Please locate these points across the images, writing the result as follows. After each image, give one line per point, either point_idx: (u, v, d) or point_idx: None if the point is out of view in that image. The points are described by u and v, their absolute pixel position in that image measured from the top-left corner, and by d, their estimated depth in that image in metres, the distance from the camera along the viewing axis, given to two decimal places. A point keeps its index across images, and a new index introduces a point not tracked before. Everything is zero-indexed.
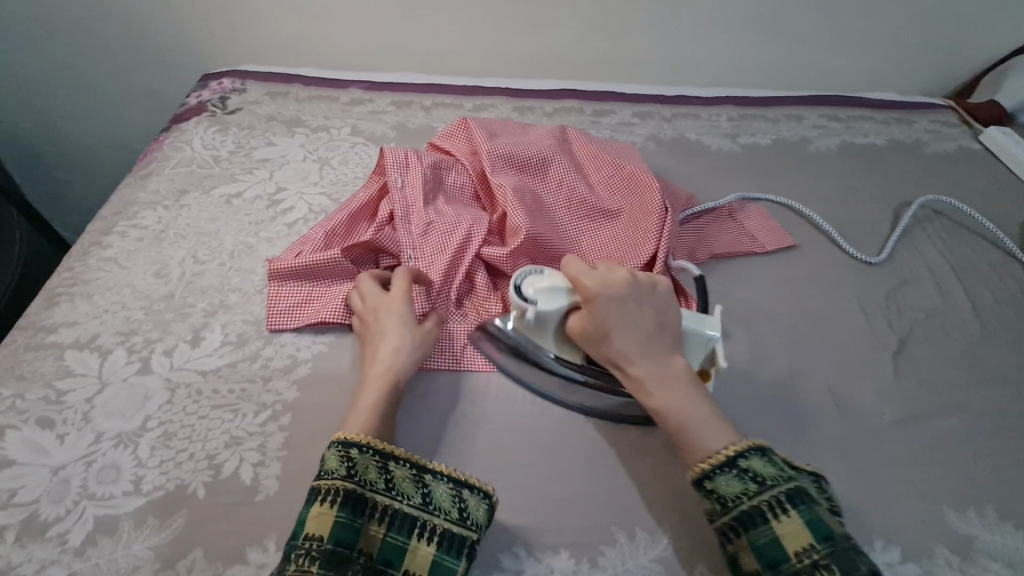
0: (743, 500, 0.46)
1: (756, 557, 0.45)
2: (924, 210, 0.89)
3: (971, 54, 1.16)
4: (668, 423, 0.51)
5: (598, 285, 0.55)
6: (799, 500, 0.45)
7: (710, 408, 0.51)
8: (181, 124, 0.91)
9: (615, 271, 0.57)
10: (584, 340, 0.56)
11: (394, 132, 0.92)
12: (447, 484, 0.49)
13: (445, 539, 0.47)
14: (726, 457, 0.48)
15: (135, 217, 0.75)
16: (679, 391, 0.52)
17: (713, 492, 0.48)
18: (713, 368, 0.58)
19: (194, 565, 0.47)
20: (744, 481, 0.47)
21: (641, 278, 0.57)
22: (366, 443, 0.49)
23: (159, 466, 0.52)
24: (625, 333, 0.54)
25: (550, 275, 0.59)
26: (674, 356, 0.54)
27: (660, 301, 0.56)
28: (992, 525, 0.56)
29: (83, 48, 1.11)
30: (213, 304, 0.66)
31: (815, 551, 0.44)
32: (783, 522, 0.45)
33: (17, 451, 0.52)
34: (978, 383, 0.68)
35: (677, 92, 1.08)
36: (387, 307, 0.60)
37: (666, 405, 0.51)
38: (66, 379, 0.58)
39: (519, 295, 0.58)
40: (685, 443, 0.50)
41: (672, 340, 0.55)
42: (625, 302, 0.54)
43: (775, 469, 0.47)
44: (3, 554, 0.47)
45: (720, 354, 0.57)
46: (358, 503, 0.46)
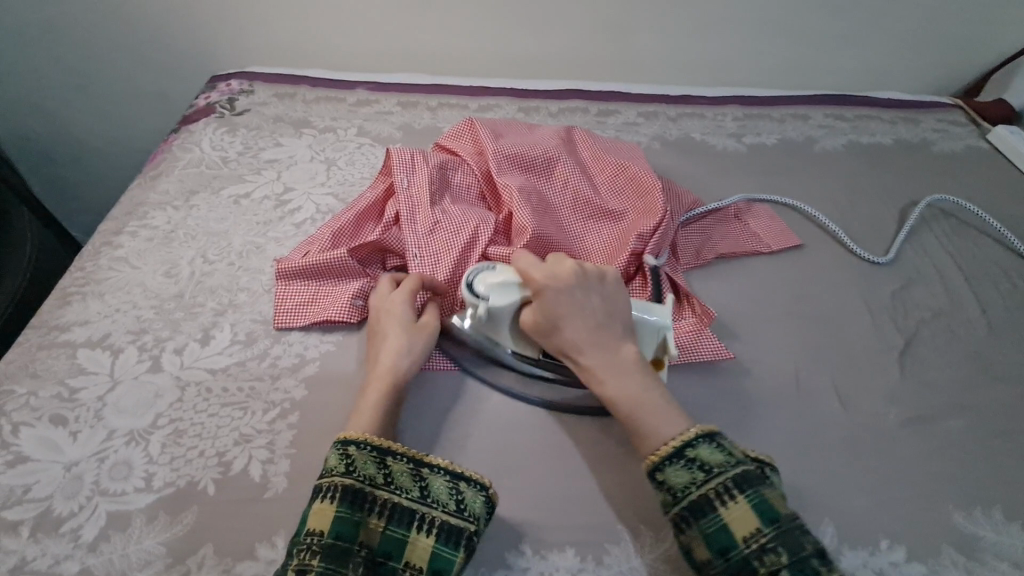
0: (692, 489, 0.47)
1: (708, 546, 0.46)
2: (931, 210, 0.89)
3: (979, 52, 1.15)
4: (619, 411, 0.52)
5: (545, 278, 0.56)
6: (745, 484, 0.46)
7: (661, 393, 0.53)
8: (190, 125, 0.92)
9: (562, 261, 0.58)
10: (537, 333, 0.57)
11: (401, 132, 0.93)
12: (445, 477, 0.50)
13: (444, 530, 0.48)
14: (674, 447, 0.49)
15: (145, 217, 0.76)
16: (629, 380, 0.53)
17: (664, 483, 0.48)
18: (665, 356, 0.59)
19: (204, 561, 0.48)
20: (692, 470, 0.48)
21: (589, 268, 0.58)
22: (363, 439, 0.50)
23: (170, 463, 0.53)
24: (575, 324, 0.55)
25: (501, 271, 0.59)
26: (625, 343, 0.55)
27: (608, 289, 0.57)
28: (998, 524, 0.56)
29: (94, 51, 1.12)
30: (222, 303, 0.66)
31: (761, 535, 0.45)
32: (731, 508, 0.46)
33: (31, 447, 0.53)
34: (985, 384, 0.67)
35: (683, 92, 1.08)
36: (387, 310, 0.61)
37: (617, 394, 0.53)
38: (78, 377, 0.58)
39: (473, 291, 0.58)
40: (637, 430, 0.51)
41: (623, 330, 0.56)
42: (574, 292, 0.56)
43: (723, 456, 0.48)
44: (18, 548, 0.48)
45: (671, 342, 0.58)
46: (357, 497, 0.47)
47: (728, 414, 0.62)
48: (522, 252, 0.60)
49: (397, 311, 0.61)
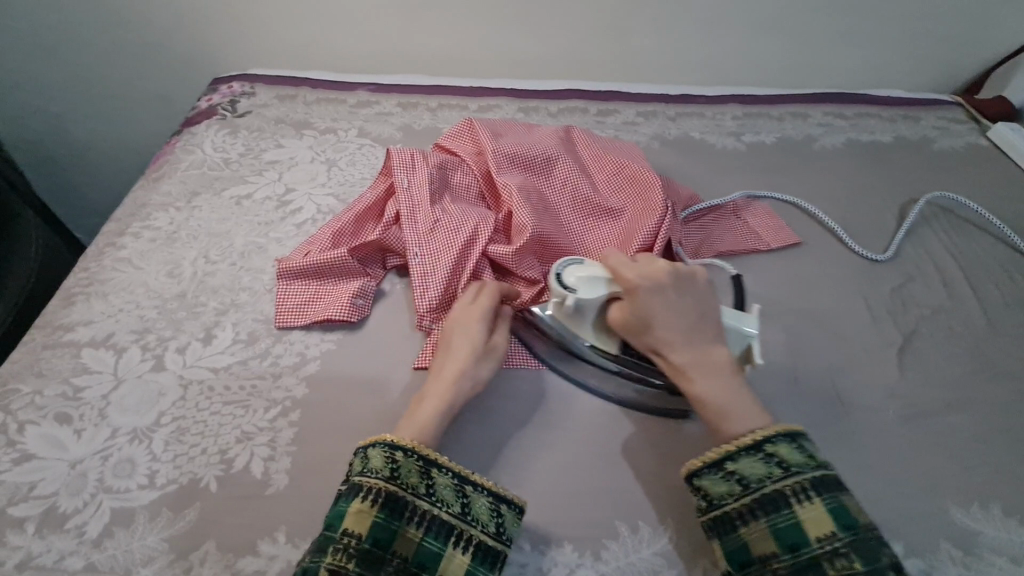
0: (767, 483, 0.48)
1: (775, 540, 0.46)
2: (931, 207, 0.89)
3: (979, 49, 1.15)
4: (704, 410, 0.52)
5: (638, 277, 0.56)
6: (824, 488, 0.47)
7: (745, 395, 0.53)
8: (192, 127, 0.93)
9: (654, 263, 0.58)
10: (625, 329, 0.57)
11: (401, 133, 0.93)
12: (487, 497, 0.50)
13: (480, 550, 0.48)
14: (753, 440, 0.49)
15: (148, 219, 0.77)
16: (715, 379, 0.53)
17: (735, 474, 0.49)
18: (749, 364, 0.59)
19: (207, 557, 0.48)
20: (770, 465, 0.48)
21: (681, 269, 0.58)
22: (411, 447, 0.50)
23: (173, 460, 0.54)
24: (667, 324, 0.55)
25: (589, 265, 0.59)
26: (714, 346, 0.55)
27: (701, 292, 0.57)
28: (997, 520, 0.56)
29: (96, 55, 1.13)
30: (224, 303, 0.67)
31: (837, 539, 0.45)
32: (807, 507, 0.46)
33: (37, 445, 0.54)
34: (985, 380, 0.67)
35: (682, 91, 1.08)
36: (462, 322, 0.60)
37: (703, 393, 0.52)
38: (82, 376, 0.59)
39: (560, 283, 0.58)
40: (719, 428, 0.51)
41: (713, 330, 0.56)
42: (668, 292, 0.56)
43: (803, 458, 0.48)
44: (23, 544, 0.48)
45: (757, 352, 0.58)
46: (397, 505, 0.48)
47: None
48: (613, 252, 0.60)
49: (474, 332, 0.60)
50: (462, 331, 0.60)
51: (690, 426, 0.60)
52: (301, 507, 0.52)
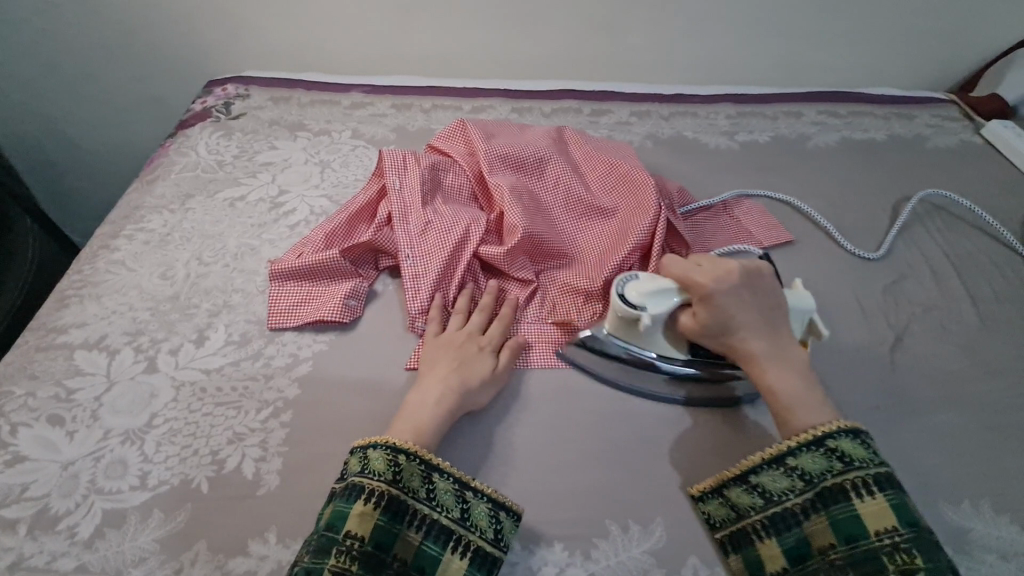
0: (828, 476, 0.49)
1: (834, 531, 0.48)
2: (924, 205, 0.89)
3: (974, 46, 1.15)
4: (781, 407, 0.54)
5: (712, 276, 0.56)
6: (886, 484, 0.48)
7: (814, 388, 0.54)
8: (186, 129, 0.93)
9: (722, 264, 0.58)
10: (697, 333, 0.57)
11: (394, 134, 0.94)
12: (486, 503, 0.51)
13: (478, 555, 0.48)
14: (817, 436, 0.51)
15: (142, 221, 0.77)
16: (789, 374, 0.55)
17: (797, 468, 0.51)
18: (813, 337, 0.61)
19: (198, 557, 0.49)
20: (831, 459, 0.50)
21: (750, 265, 0.58)
22: (413, 451, 0.51)
23: (165, 461, 0.54)
24: (741, 324, 0.55)
25: (649, 279, 0.59)
26: (785, 343, 0.56)
27: (770, 290, 0.58)
28: (989, 517, 0.56)
29: (91, 58, 1.14)
30: (216, 304, 0.67)
31: (896, 535, 0.46)
32: (867, 502, 0.48)
33: (29, 446, 0.54)
34: (977, 377, 0.67)
35: (675, 91, 1.08)
36: (483, 349, 0.62)
37: (780, 390, 0.54)
38: (75, 378, 0.59)
39: (626, 303, 0.58)
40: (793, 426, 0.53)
41: (781, 326, 0.57)
42: (740, 293, 0.56)
43: (866, 453, 0.49)
44: (16, 545, 0.49)
45: (820, 323, 0.60)
46: (399, 509, 0.48)
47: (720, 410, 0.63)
48: (675, 257, 0.60)
49: (485, 354, 0.61)
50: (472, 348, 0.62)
51: (679, 425, 0.61)
52: (291, 507, 0.52)
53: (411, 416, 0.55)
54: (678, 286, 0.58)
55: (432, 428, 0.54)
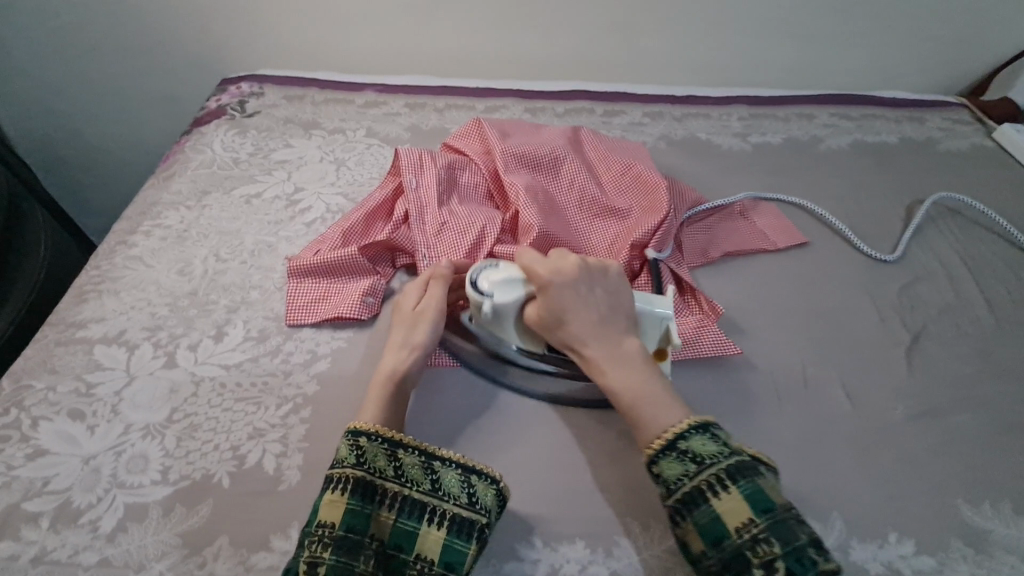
0: (685, 481, 0.48)
1: (701, 537, 0.46)
2: (937, 207, 0.89)
3: (986, 50, 1.15)
4: (622, 403, 0.52)
5: (550, 273, 0.56)
6: (739, 476, 0.47)
7: (660, 384, 0.53)
8: (202, 126, 0.94)
9: (567, 259, 0.58)
10: (542, 328, 0.56)
11: (408, 133, 0.94)
12: (456, 471, 0.51)
13: (455, 523, 0.48)
14: (667, 439, 0.49)
15: (159, 217, 0.77)
16: (631, 370, 0.53)
17: (658, 476, 0.49)
18: (668, 347, 0.59)
19: (220, 551, 0.49)
20: (685, 462, 0.48)
21: (591, 262, 0.58)
22: (375, 431, 0.51)
23: (185, 455, 0.54)
24: (580, 317, 0.55)
25: (505, 268, 0.59)
26: (628, 337, 0.55)
27: (614, 285, 0.57)
28: (1007, 518, 0.56)
29: (106, 55, 1.14)
30: (235, 301, 0.67)
31: (754, 526, 0.45)
32: (723, 499, 0.47)
33: (50, 440, 0.54)
34: (993, 380, 0.67)
35: (688, 92, 1.08)
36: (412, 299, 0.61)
37: (620, 388, 0.53)
38: (95, 372, 0.60)
39: (478, 290, 0.57)
40: (640, 426, 0.51)
41: (627, 322, 0.56)
42: (579, 287, 0.56)
43: (716, 447, 0.49)
44: (38, 538, 0.49)
45: (673, 332, 0.58)
46: (368, 490, 0.48)
47: (740, 409, 0.63)
48: (526, 249, 0.59)
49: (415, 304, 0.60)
50: (410, 291, 0.62)
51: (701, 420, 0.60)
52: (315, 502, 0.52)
53: (385, 386, 0.55)
54: (526, 278, 0.57)
55: (397, 408, 0.54)
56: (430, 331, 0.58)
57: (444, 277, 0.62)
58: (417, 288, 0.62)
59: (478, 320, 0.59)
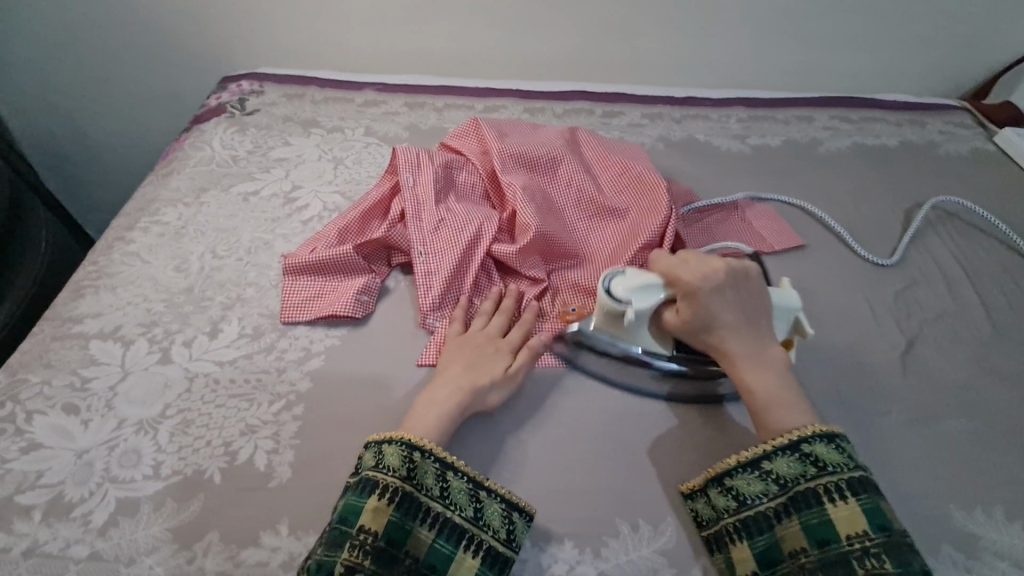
0: (801, 481, 0.49)
1: (807, 536, 0.47)
2: (936, 211, 0.89)
3: (989, 53, 1.15)
4: (757, 405, 0.53)
5: (696, 278, 0.55)
6: (860, 488, 0.48)
7: (796, 390, 0.54)
8: (201, 124, 0.94)
9: (710, 262, 0.57)
10: (679, 329, 0.57)
11: (407, 132, 0.94)
12: (499, 503, 0.51)
13: (490, 555, 0.48)
14: (792, 440, 0.50)
15: (157, 214, 0.77)
16: (769, 374, 0.54)
17: (771, 472, 0.50)
18: (797, 337, 0.60)
19: (210, 547, 0.49)
20: (805, 464, 0.49)
21: (735, 264, 0.57)
22: (427, 448, 0.52)
23: (178, 451, 0.54)
24: (723, 321, 0.55)
25: (636, 273, 0.58)
26: (768, 342, 0.56)
27: (756, 288, 0.57)
28: (1000, 524, 0.56)
29: (108, 52, 1.15)
30: (230, 297, 0.68)
31: (867, 538, 0.46)
32: (839, 506, 0.47)
33: (44, 434, 0.55)
34: (988, 385, 0.67)
35: (688, 94, 1.08)
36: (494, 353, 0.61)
37: (757, 391, 0.54)
38: (90, 367, 0.60)
39: (611, 296, 0.57)
40: (772, 429, 0.52)
41: (768, 326, 0.56)
42: (725, 291, 0.56)
43: (840, 458, 0.49)
44: (29, 531, 0.49)
45: (805, 323, 0.59)
46: (412, 506, 0.48)
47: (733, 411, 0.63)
48: (664, 252, 0.59)
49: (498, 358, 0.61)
50: (488, 349, 0.61)
51: (693, 423, 0.60)
52: (303, 500, 0.52)
53: None
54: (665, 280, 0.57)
55: None
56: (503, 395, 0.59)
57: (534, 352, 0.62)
58: (507, 348, 0.62)
59: (608, 323, 0.60)
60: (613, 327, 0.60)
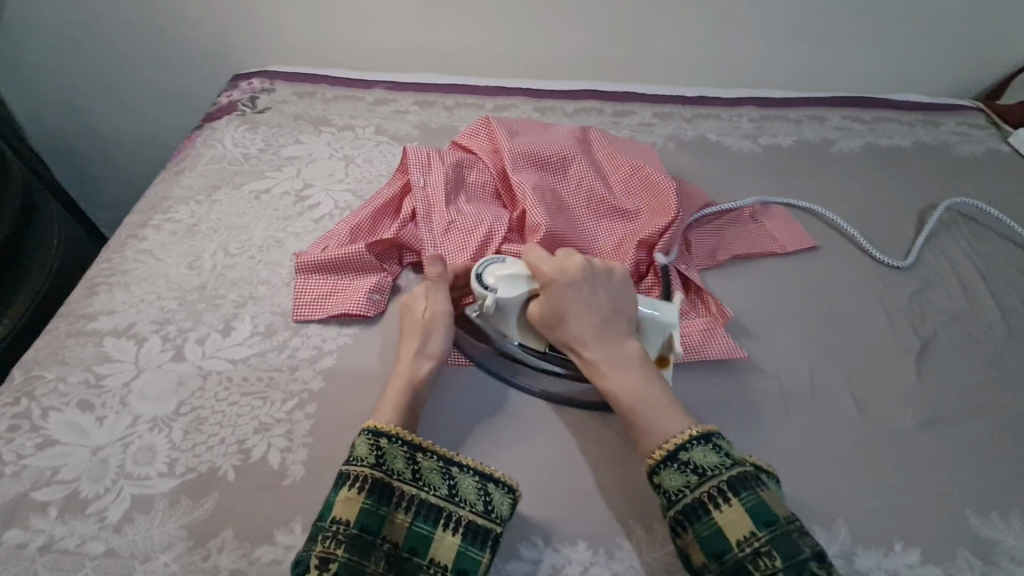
0: (686, 492, 0.48)
1: (702, 549, 0.46)
2: (950, 212, 0.88)
3: (1004, 54, 1.14)
4: (622, 409, 0.53)
5: (553, 279, 0.56)
6: (741, 487, 0.47)
7: (661, 389, 0.53)
8: (213, 122, 0.94)
9: (568, 261, 0.58)
10: (543, 327, 0.57)
11: (417, 131, 0.94)
12: (473, 477, 0.51)
13: (470, 530, 0.48)
14: (669, 450, 0.49)
15: (169, 212, 0.78)
16: (632, 375, 0.54)
17: (660, 487, 0.49)
18: (672, 355, 0.59)
19: (224, 544, 0.49)
20: (686, 473, 0.48)
21: (594, 264, 0.58)
22: (395, 433, 0.51)
23: (191, 449, 0.54)
24: (582, 318, 0.55)
25: (511, 264, 0.59)
26: (630, 341, 0.56)
27: (616, 288, 0.57)
28: (1015, 528, 0.55)
29: (120, 50, 1.15)
30: (243, 296, 0.68)
31: (755, 538, 0.45)
32: (725, 511, 0.47)
33: (59, 430, 0.55)
34: (1003, 388, 0.67)
35: (699, 93, 1.08)
36: (409, 303, 0.63)
37: (622, 393, 0.53)
38: (104, 364, 0.60)
39: (482, 283, 0.58)
40: (642, 437, 0.51)
41: (629, 324, 0.57)
42: (581, 291, 0.56)
43: (718, 458, 0.49)
44: (46, 527, 0.49)
45: (677, 340, 0.58)
46: (385, 492, 0.48)
47: (747, 414, 0.62)
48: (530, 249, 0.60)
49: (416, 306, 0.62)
50: (417, 296, 0.63)
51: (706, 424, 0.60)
52: (318, 499, 0.52)
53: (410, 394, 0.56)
54: (526, 283, 0.58)
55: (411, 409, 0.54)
56: (443, 338, 0.59)
57: (439, 276, 0.61)
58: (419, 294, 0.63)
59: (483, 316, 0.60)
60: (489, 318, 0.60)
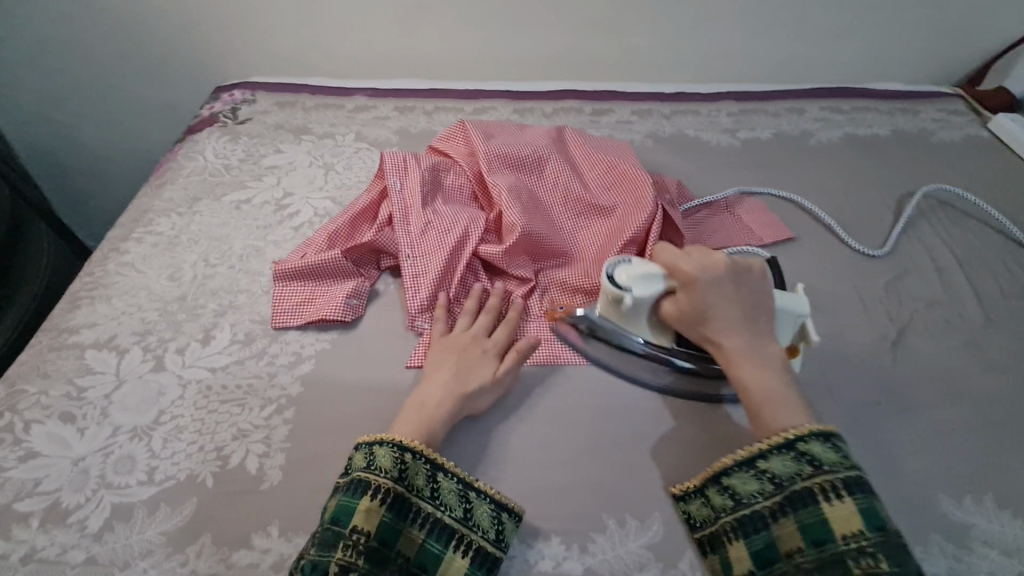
0: (797, 480, 0.48)
1: (803, 536, 0.47)
2: (928, 200, 0.89)
3: (982, 40, 1.14)
4: (751, 401, 0.53)
5: (697, 269, 0.56)
6: (855, 488, 0.47)
7: (789, 388, 0.53)
8: (194, 134, 0.95)
9: (712, 255, 0.58)
10: (680, 322, 0.57)
11: (397, 136, 0.95)
12: (488, 504, 0.51)
13: (479, 555, 0.49)
14: (787, 438, 0.50)
15: (150, 224, 0.79)
16: (764, 371, 0.53)
17: (767, 470, 0.50)
18: (803, 343, 0.60)
19: (202, 550, 0.50)
20: (800, 462, 0.49)
21: (738, 261, 0.58)
22: (420, 450, 0.52)
23: (171, 457, 0.55)
24: (724, 315, 0.55)
25: (641, 263, 0.59)
26: (766, 339, 0.55)
27: (758, 286, 0.57)
28: (990, 511, 0.56)
29: (104, 68, 1.17)
30: (222, 305, 0.69)
31: (863, 538, 0.45)
32: (835, 505, 0.46)
33: (41, 442, 0.56)
34: (980, 372, 0.67)
35: (678, 90, 1.08)
36: (483, 351, 0.62)
37: (753, 386, 0.53)
38: (85, 376, 0.61)
39: (615, 282, 0.59)
40: (764, 422, 0.52)
41: (768, 324, 0.56)
42: (725, 284, 0.56)
43: (836, 457, 0.48)
44: (28, 538, 0.50)
45: (811, 330, 0.59)
46: (403, 507, 0.49)
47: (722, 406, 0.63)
48: (668, 245, 0.60)
49: (487, 358, 0.61)
50: (488, 352, 0.62)
51: (682, 419, 0.61)
52: (293, 500, 0.53)
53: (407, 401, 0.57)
54: (666, 273, 0.58)
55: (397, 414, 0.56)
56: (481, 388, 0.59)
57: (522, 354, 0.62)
58: (493, 351, 0.62)
59: (611, 310, 0.61)
60: (617, 315, 0.61)
